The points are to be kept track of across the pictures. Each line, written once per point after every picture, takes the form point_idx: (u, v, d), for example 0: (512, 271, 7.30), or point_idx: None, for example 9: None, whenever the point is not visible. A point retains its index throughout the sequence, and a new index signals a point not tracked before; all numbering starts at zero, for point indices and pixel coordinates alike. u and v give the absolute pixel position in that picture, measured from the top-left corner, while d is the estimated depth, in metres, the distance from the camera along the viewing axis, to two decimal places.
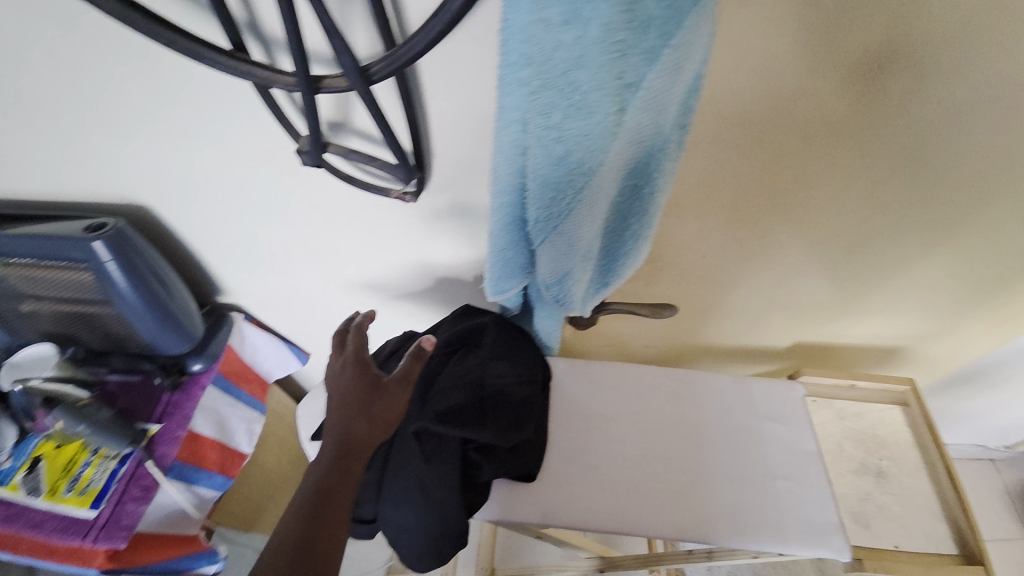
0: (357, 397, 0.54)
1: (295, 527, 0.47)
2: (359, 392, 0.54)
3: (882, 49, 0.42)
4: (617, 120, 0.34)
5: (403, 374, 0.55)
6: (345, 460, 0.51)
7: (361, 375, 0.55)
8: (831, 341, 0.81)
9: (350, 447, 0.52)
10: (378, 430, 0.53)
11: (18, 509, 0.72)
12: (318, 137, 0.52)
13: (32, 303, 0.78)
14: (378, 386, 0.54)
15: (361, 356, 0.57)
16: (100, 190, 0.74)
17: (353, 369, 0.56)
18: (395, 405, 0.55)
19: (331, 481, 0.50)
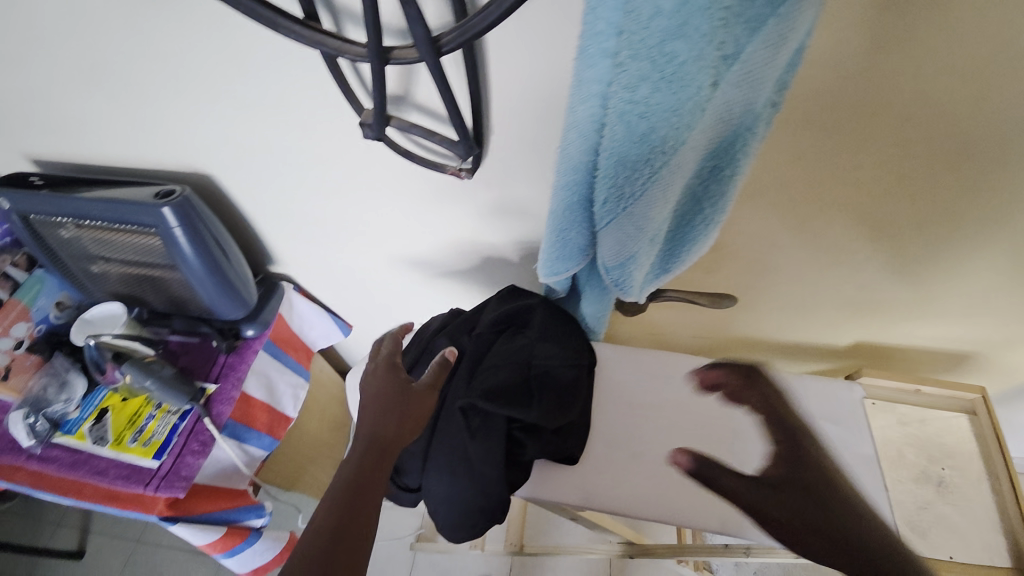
0: (389, 397, 0.56)
1: (337, 510, 0.47)
2: (392, 391, 0.56)
3: (1008, 23, 0.38)
4: (709, 96, 0.32)
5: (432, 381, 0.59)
6: (379, 450, 0.52)
7: (392, 378, 0.57)
8: (893, 342, 0.77)
9: (381, 446, 0.52)
10: (407, 432, 0.55)
11: (84, 456, 0.78)
12: (382, 111, 0.51)
13: (103, 264, 0.82)
14: (407, 390, 0.57)
15: (392, 360, 0.59)
16: (167, 158, 0.77)
17: (385, 371, 0.58)
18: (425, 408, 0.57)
19: (363, 475, 0.50)
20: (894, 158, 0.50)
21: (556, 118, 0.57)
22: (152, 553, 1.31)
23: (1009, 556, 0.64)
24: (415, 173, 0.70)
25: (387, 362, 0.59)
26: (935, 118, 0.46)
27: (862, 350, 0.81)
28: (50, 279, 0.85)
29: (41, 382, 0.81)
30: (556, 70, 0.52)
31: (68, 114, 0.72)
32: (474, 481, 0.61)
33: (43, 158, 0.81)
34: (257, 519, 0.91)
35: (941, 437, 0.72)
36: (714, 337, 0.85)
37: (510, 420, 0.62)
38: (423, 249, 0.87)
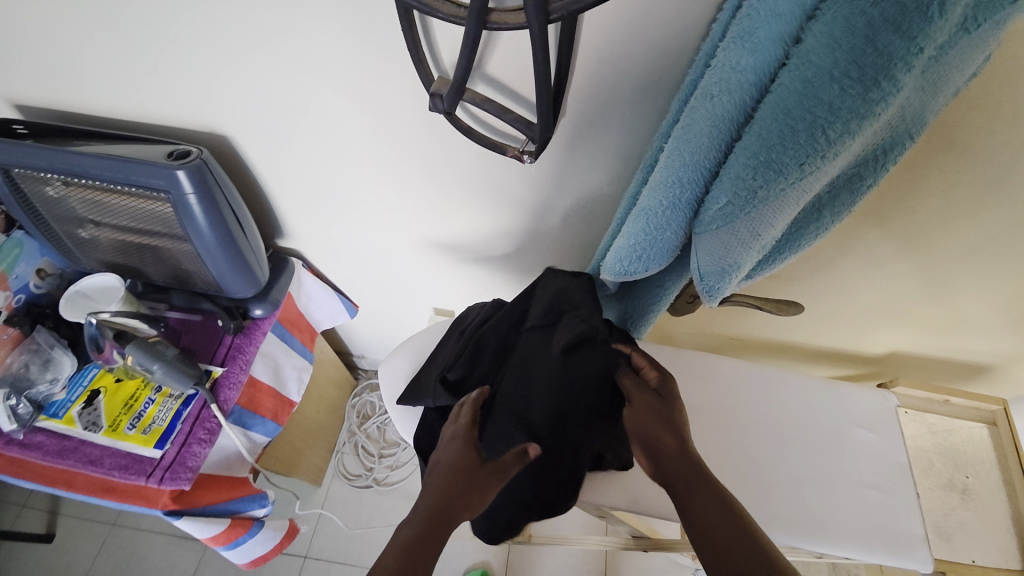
0: (461, 470, 0.53)
1: (391, 566, 0.45)
2: (463, 467, 0.54)
3: None
4: (896, 98, 0.29)
5: (498, 467, 0.54)
6: (434, 523, 0.49)
7: (466, 450, 0.55)
8: (921, 352, 0.79)
9: (445, 516, 0.50)
10: (468, 507, 0.52)
11: (73, 444, 0.70)
12: (462, 82, 0.46)
13: (93, 229, 0.73)
14: (478, 467, 0.54)
15: (466, 435, 0.57)
16: (178, 115, 0.68)
17: (460, 445, 0.56)
18: (489, 494, 0.53)
19: (424, 538, 0.47)
20: (987, 171, 0.49)
21: (637, 104, 0.53)
22: (130, 536, 1.23)
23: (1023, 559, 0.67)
24: (468, 151, 0.65)
25: (465, 434, 0.57)
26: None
27: (889, 357, 0.82)
28: (30, 243, 0.75)
29: (21, 359, 0.72)
30: (652, 52, 0.48)
31: (63, 54, 0.62)
32: (527, 478, 0.59)
33: (24, 104, 0.71)
34: (260, 508, 0.86)
35: (965, 446, 0.74)
36: (748, 339, 0.84)
37: (567, 416, 0.58)
38: (456, 233, 0.82)
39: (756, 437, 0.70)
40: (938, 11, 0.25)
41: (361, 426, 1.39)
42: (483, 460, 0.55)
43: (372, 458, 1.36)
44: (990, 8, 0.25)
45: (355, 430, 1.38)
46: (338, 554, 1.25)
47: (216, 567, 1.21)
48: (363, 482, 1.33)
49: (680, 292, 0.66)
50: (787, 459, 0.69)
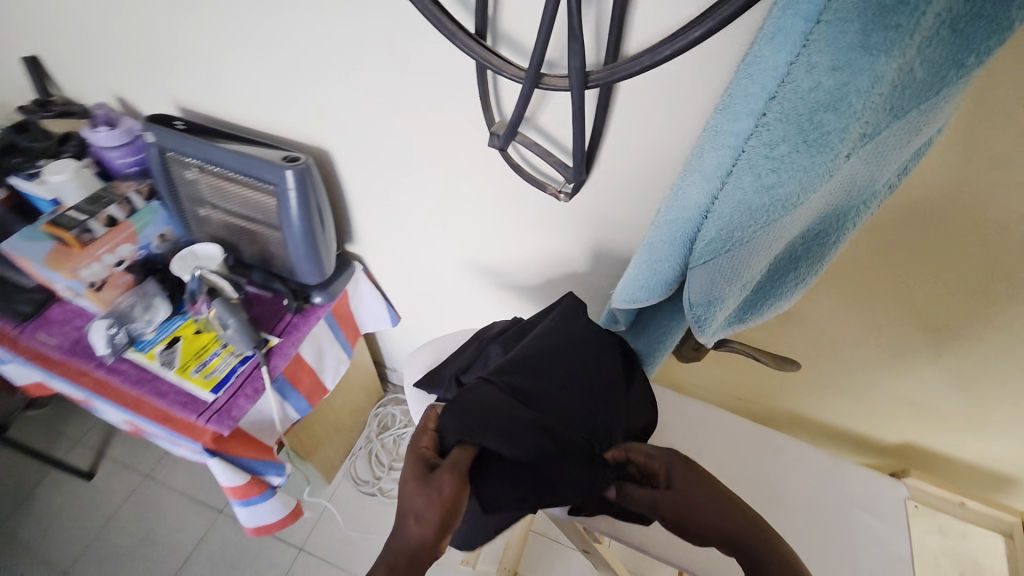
0: (408, 489, 0.49)
1: None
2: (412, 482, 0.50)
3: None
4: (841, 164, 0.36)
5: (453, 461, 0.51)
6: (404, 564, 0.44)
7: (413, 468, 0.51)
8: (942, 450, 0.76)
9: (413, 553, 0.45)
10: (427, 526, 0.46)
11: (149, 375, 0.84)
12: (515, 125, 0.58)
13: (209, 210, 0.91)
14: (424, 480, 0.49)
15: (418, 449, 0.54)
16: (296, 129, 0.86)
17: (409, 464, 0.52)
18: (444, 494, 0.47)
19: None
20: (966, 257, 0.54)
21: (661, 163, 0.62)
22: (156, 491, 1.34)
23: None
24: (515, 186, 0.76)
25: (413, 454, 0.54)
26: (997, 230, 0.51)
27: (908, 452, 0.80)
28: (160, 212, 0.93)
29: (129, 300, 0.88)
30: (674, 123, 0.58)
31: (230, 76, 0.82)
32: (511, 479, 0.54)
33: (188, 108, 0.92)
34: (277, 476, 0.95)
35: (978, 555, 0.70)
36: (758, 406, 0.85)
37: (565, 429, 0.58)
38: (495, 258, 0.92)
39: (747, 495, 0.70)
40: (861, 99, 0.32)
41: (379, 434, 1.46)
42: (429, 471, 0.50)
43: (382, 467, 1.41)
44: (908, 103, 0.33)
45: (372, 439, 1.45)
46: (331, 554, 1.28)
47: (220, 539, 1.28)
48: (369, 489, 1.38)
49: (687, 338, 0.72)
50: (779, 525, 0.68)
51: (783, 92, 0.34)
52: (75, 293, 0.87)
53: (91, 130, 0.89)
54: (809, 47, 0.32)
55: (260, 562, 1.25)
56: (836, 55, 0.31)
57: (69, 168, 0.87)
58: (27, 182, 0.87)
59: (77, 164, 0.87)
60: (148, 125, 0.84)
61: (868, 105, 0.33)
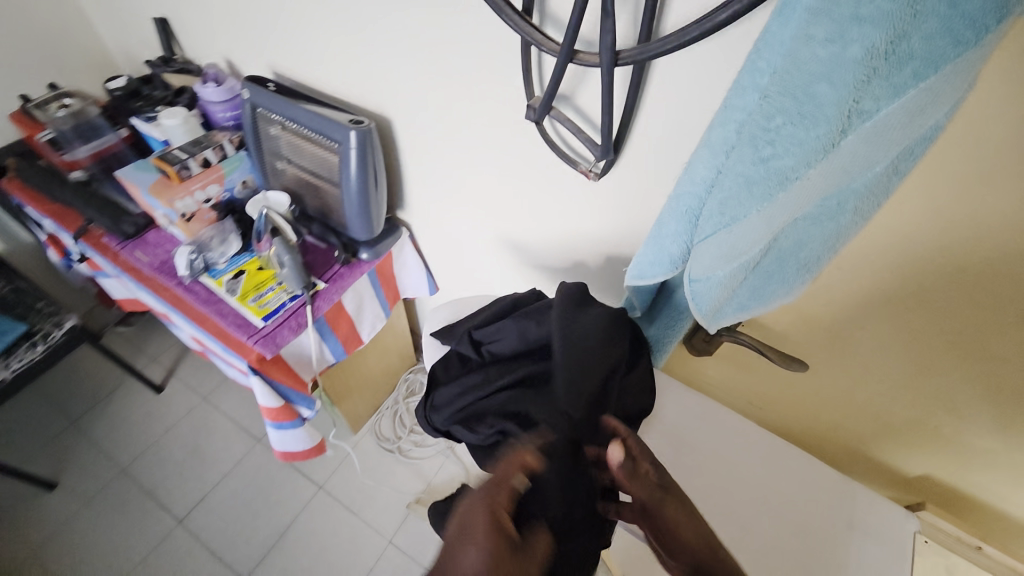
0: (481, 557, 0.44)
1: None
2: (490, 554, 0.44)
3: None
4: (838, 140, 0.37)
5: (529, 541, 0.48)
6: None
7: (495, 536, 0.45)
8: (973, 494, 0.70)
9: None
10: None
11: (216, 298, 0.97)
12: (550, 98, 0.62)
13: (285, 164, 1.03)
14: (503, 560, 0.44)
15: (498, 510, 0.48)
16: (364, 97, 0.96)
17: (490, 523, 0.46)
18: None
19: None
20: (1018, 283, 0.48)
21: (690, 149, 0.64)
22: (209, 412, 1.52)
23: None
24: (550, 165, 0.80)
25: (497, 512, 0.47)
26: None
27: (933, 489, 0.74)
28: (245, 161, 1.07)
29: (210, 234, 1.02)
30: (702, 110, 0.59)
31: (317, 45, 0.93)
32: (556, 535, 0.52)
33: (279, 72, 1.04)
34: (306, 409, 1.07)
35: None
36: (772, 416, 0.82)
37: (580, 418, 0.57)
38: (526, 236, 0.96)
39: (739, 495, 0.69)
40: (853, 71, 0.33)
41: (406, 398, 1.54)
42: (511, 550, 0.45)
43: (403, 428, 1.50)
44: (904, 80, 0.33)
45: (399, 401, 1.54)
46: (345, 497, 1.38)
47: (253, 465, 1.42)
48: (388, 446, 1.46)
49: (698, 329, 0.73)
50: (767, 531, 0.66)
51: (783, 65, 0.36)
52: (170, 221, 1.01)
53: (201, 85, 1.04)
54: (808, 20, 0.34)
55: (282, 492, 1.37)
56: (830, 26, 0.33)
57: (180, 114, 1.01)
58: (147, 124, 1.04)
59: (187, 113, 1.02)
60: (246, 84, 0.97)
61: (860, 79, 0.34)
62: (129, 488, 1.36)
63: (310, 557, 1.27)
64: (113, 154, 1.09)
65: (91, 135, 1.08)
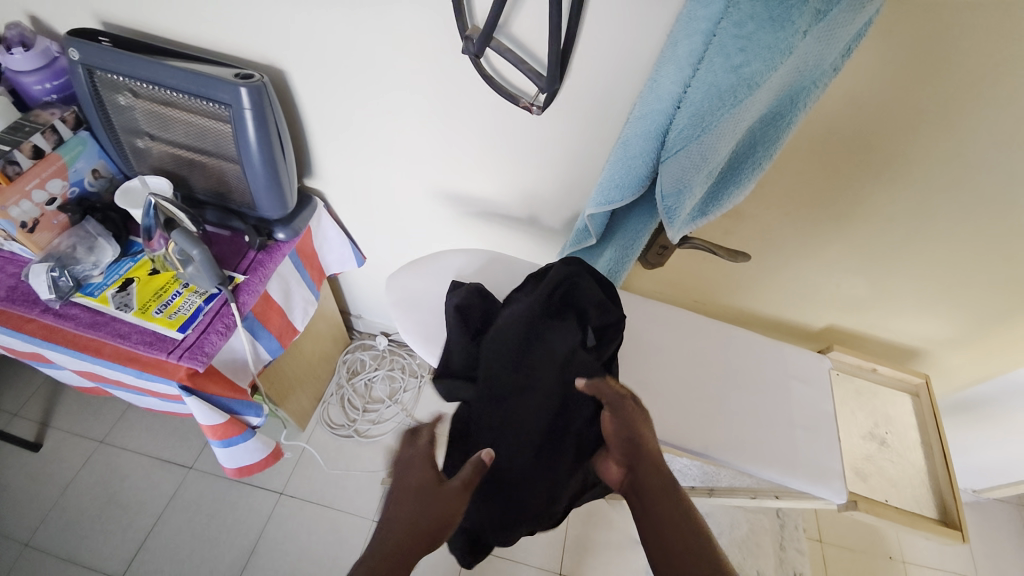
0: (422, 494, 0.53)
1: None
2: (421, 486, 0.53)
3: (992, 60, 0.51)
4: (799, 42, 0.41)
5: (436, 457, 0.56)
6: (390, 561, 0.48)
7: (424, 471, 0.54)
8: (860, 329, 0.90)
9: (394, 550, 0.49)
10: (418, 530, 0.50)
11: (105, 318, 0.79)
12: (491, 28, 0.59)
13: (150, 141, 0.84)
14: (434, 488, 0.53)
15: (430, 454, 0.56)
16: (243, 45, 0.80)
17: (421, 464, 0.55)
18: (457, 509, 0.52)
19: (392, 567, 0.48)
20: (898, 150, 0.61)
21: (635, 72, 0.65)
22: (115, 455, 1.28)
23: (926, 501, 0.82)
24: (485, 105, 0.77)
25: (426, 454, 0.56)
26: (933, 119, 0.57)
27: (834, 335, 0.94)
28: (91, 144, 0.85)
29: (70, 241, 0.82)
30: (643, 31, 0.60)
31: None
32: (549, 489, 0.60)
33: (112, 21, 0.82)
34: (255, 416, 0.96)
35: (886, 407, 0.91)
36: (711, 305, 0.96)
37: (564, 432, 0.60)
38: (464, 185, 0.93)
39: (709, 378, 0.80)
40: None
41: (350, 380, 1.47)
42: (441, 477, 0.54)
43: (357, 410, 1.43)
44: None
45: (344, 384, 1.46)
46: (312, 494, 1.29)
47: (194, 493, 1.26)
48: (345, 432, 1.39)
49: (651, 244, 0.79)
50: (733, 399, 0.78)
51: None
52: (4, 235, 0.78)
53: (3, 52, 0.79)
54: None
55: (239, 510, 1.25)
56: None
57: None
58: None
59: None
60: (67, 40, 0.74)
61: None
62: (39, 563, 1.13)
63: (289, 563, 1.20)
64: None
65: None
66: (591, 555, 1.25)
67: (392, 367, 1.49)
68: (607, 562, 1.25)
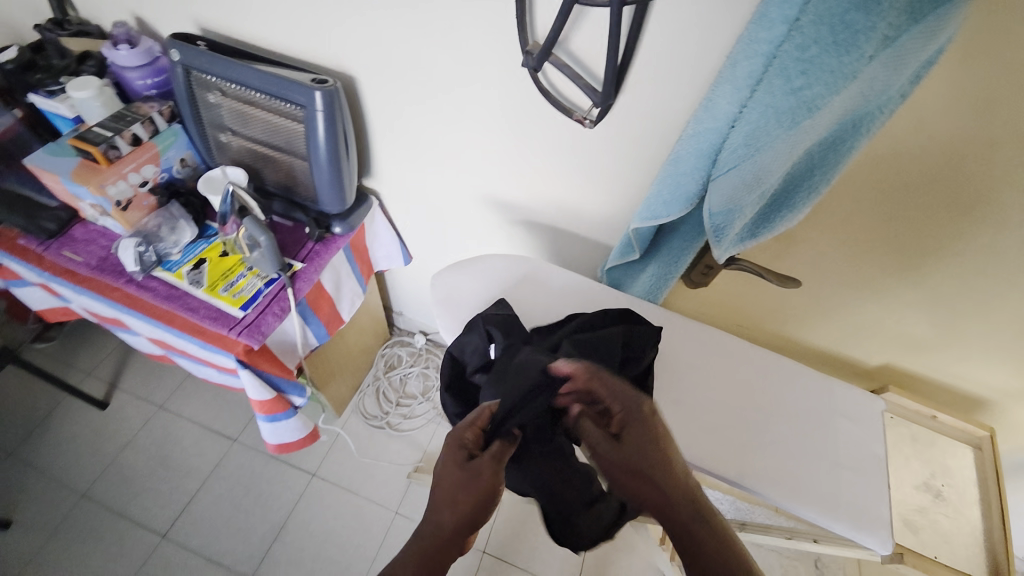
0: (458, 475, 0.53)
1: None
2: (453, 466, 0.53)
3: None
4: (864, 66, 0.41)
5: (495, 455, 0.54)
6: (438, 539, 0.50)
7: (454, 452, 0.54)
8: (919, 371, 0.85)
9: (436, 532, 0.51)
10: (460, 508, 0.51)
11: (179, 292, 0.87)
12: (550, 44, 0.61)
13: (232, 135, 0.93)
14: (468, 466, 0.53)
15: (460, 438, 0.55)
16: (321, 52, 0.87)
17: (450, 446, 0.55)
18: (495, 483, 0.53)
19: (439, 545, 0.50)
20: (973, 184, 0.58)
21: (690, 91, 0.65)
22: (170, 420, 1.39)
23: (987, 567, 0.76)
24: (538, 116, 0.79)
25: (455, 437, 0.55)
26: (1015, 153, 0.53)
27: (889, 374, 0.88)
28: (182, 135, 0.94)
29: (156, 221, 0.91)
30: (703, 51, 0.61)
31: None
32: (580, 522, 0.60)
33: (211, 27, 0.91)
34: (298, 397, 1.00)
35: (944, 458, 0.84)
36: (757, 331, 0.92)
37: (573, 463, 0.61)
38: (511, 193, 0.95)
39: (748, 406, 0.77)
40: None
41: (387, 373, 1.52)
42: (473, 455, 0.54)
43: (390, 403, 1.48)
44: (925, 8, 0.37)
45: (380, 377, 1.51)
46: (342, 480, 1.34)
47: (234, 465, 1.34)
48: (377, 423, 1.44)
49: (696, 264, 0.78)
50: (774, 431, 0.75)
51: None
52: (101, 211, 0.88)
53: (111, 48, 0.89)
54: None
55: (273, 486, 1.32)
56: None
57: (93, 84, 0.86)
58: (49, 99, 0.88)
59: (100, 81, 0.87)
60: (172, 42, 0.83)
61: (891, 5, 0.38)
62: (96, 512, 1.24)
63: (315, 544, 1.25)
64: (14, 138, 0.91)
65: None
66: None
67: (427, 366, 1.53)
68: None
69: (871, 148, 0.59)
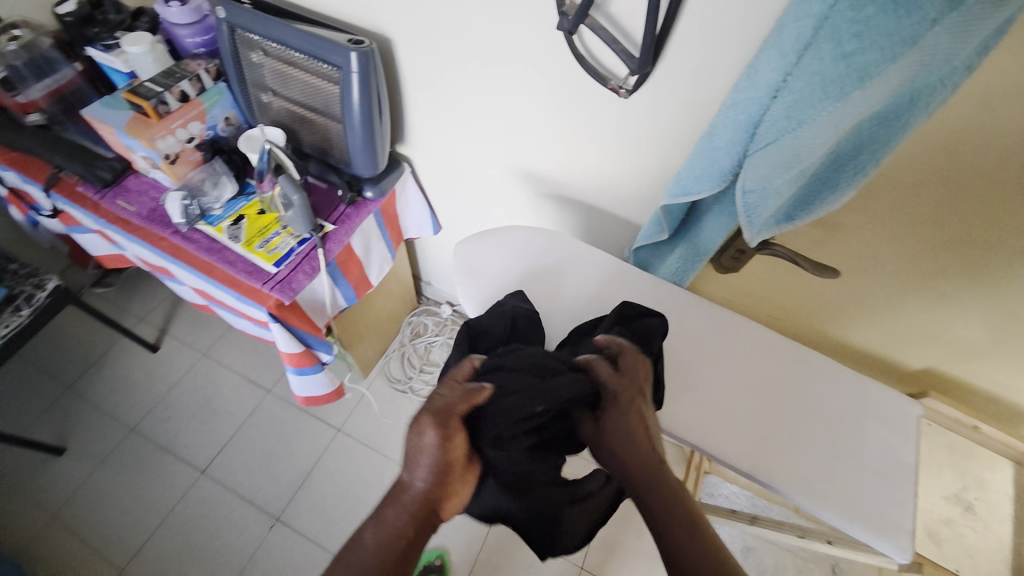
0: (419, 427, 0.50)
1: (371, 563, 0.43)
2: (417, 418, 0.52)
3: None
4: (927, 31, 0.37)
5: (443, 408, 0.52)
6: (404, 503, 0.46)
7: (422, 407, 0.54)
8: (966, 379, 0.79)
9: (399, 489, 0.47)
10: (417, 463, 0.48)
11: (218, 246, 0.92)
12: (587, 5, 0.58)
13: (272, 96, 0.95)
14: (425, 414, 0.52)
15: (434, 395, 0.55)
16: (360, 13, 0.87)
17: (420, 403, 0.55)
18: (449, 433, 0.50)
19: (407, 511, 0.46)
20: None
21: (736, 60, 0.61)
22: (211, 367, 1.49)
23: None
24: (572, 84, 0.76)
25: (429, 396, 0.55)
26: None
27: (932, 380, 0.82)
28: (226, 94, 0.97)
29: (201, 176, 0.96)
30: (753, 15, 0.56)
31: None
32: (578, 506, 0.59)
33: None
34: (326, 354, 1.05)
35: (981, 471, 0.81)
36: (790, 322, 0.88)
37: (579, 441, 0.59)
38: (542, 165, 0.94)
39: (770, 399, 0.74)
40: None
41: (412, 340, 1.55)
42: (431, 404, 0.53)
43: (413, 368, 1.52)
44: None
45: (405, 343, 1.55)
46: (364, 437, 1.40)
47: (266, 414, 1.42)
48: (400, 387, 1.48)
49: (727, 247, 0.75)
50: (796, 427, 0.72)
51: None
52: (151, 163, 0.92)
53: (163, 5, 0.92)
54: None
55: (301, 437, 1.39)
56: None
57: (145, 40, 0.90)
58: (106, 54, 0.93)
59: (152, 38, 0.91)
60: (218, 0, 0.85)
61: None
62: (144, 445, 1.36)
63: (335, 494, 1.32)
64: (74, 91, 0.99)
65: (48, 70, 0.97)
66: (616, 557, 1.24)
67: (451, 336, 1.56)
68: (632, 569, 1.22)
69: (933, 129, 0.53)
